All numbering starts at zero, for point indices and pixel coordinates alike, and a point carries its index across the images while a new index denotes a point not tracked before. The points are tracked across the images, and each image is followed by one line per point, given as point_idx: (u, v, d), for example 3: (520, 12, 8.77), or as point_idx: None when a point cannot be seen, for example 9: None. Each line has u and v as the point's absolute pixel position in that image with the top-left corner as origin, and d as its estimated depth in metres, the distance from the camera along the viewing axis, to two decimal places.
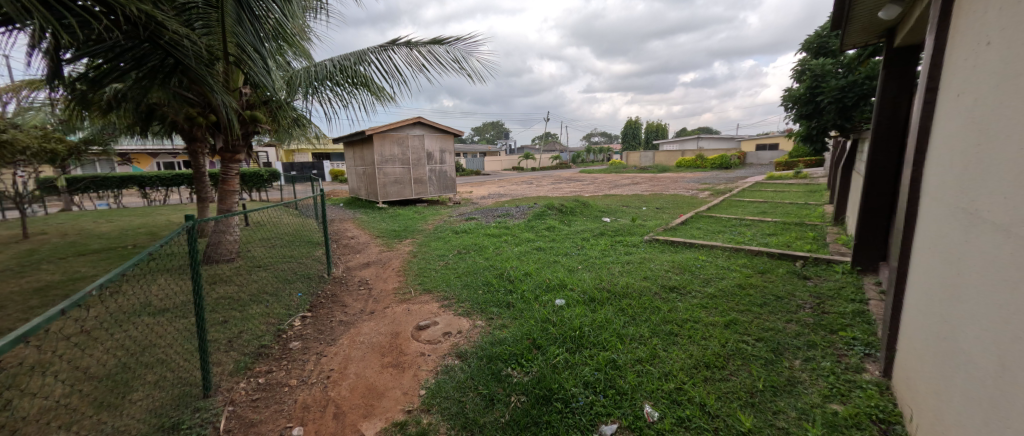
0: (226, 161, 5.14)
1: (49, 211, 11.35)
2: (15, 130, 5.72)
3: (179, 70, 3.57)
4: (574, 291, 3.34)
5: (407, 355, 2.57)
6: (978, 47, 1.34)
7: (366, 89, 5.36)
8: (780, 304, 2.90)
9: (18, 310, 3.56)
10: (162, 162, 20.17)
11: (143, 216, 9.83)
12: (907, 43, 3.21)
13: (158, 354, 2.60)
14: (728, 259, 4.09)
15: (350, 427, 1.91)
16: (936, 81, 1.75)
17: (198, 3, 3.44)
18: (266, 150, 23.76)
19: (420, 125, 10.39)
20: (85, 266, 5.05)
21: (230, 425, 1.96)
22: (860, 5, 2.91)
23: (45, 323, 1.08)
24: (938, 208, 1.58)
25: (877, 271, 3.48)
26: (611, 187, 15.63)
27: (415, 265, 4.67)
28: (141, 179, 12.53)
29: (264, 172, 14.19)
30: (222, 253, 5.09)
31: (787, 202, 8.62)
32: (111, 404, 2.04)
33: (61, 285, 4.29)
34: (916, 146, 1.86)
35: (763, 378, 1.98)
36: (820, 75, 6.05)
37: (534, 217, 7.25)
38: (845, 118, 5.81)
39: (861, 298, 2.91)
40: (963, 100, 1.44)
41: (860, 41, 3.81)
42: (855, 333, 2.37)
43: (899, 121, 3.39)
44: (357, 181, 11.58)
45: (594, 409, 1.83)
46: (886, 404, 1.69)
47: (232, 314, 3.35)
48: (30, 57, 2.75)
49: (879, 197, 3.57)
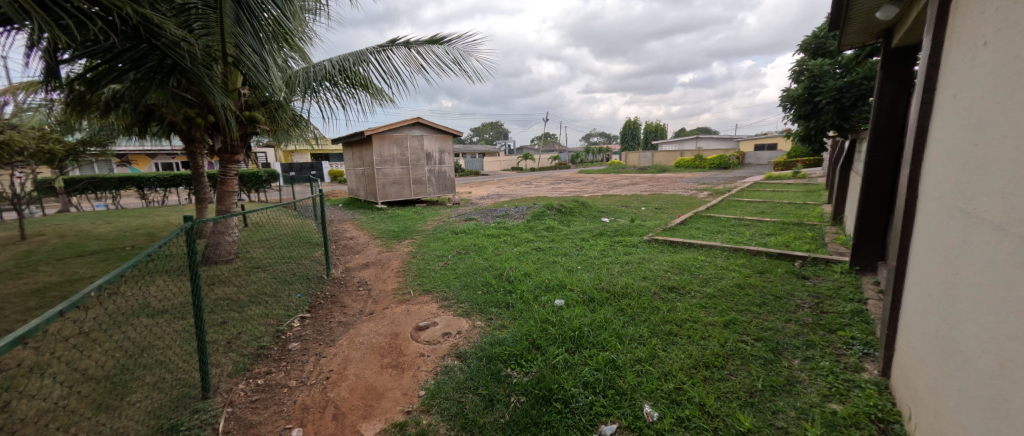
0: (225, 162, 5.11)
1: (48, 212, 11.35)
2: (13, 131, 5.71)
3: (178, 71, 3.56)
4: (573, 291, 3.34)
5: (406, 356, 2.57)
6: (976, 47, 1.35)
7: (365, 90, 5.36)
8: (778, 303, 2.91)
9: (17, 312, 3.55)
10: (161, 163, 20.19)
11: (142, 217, 9.81)
12: (904, 43, 3.23)
13: (157, 355, 2.59)
14: (727, 259, 4.10)
15: (349, 427, 1.91)
16: (934, 80, 1.75)
17: (197, 4, 3.44)
18: (265, 151, 23.80)
19: (419, 125, 10.39)
20: (84, 268, 5.04)
21: (230, 426, 1.96)
22: (857, 5, 2.93)
23: (44, 324, 1.08)
24: (936, 208, 1.58)
25: (875, 270, 3.49)
26: (611, 188, 15.64)
27: (415, 266, 4.66)
28: (140, 180, 12.52)
29: (264, 172, 14.19)
30: (221, 254, 5.08)
31: (785, 202, 8.63)
32: (110, 405, 2.04)
33: (60, 286, 4.28)
34: (915, 146, 1.86)
35: (763, 377, 1.98)
36: (819, 75, 6.08)
37: (534, 217, 7.26)
38: (844, 118, 5.83)
39: (860, 298, 2.92)
40: (961, 101, 1.45)
41: (858, 42, 3.83)
42: (853, 333, 2.37)
43: (897, 121, 3.40)
44: (356, 182, 11.58)
45: (594, 409, 1.83)
46: (885, 404, 1.70)
47: (231, 315, 3.34)
48: (27, 57, 2.74)
49: (877, 195, 3.59)
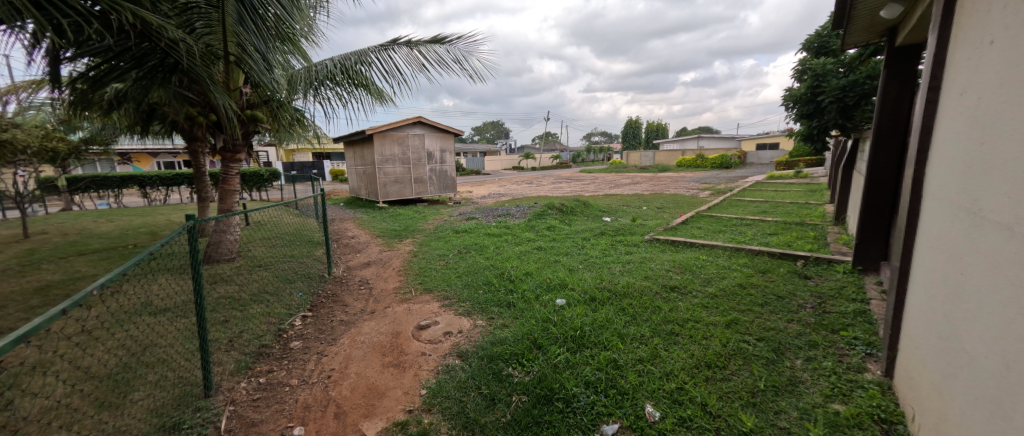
0: (226, 161, 5.11)
1: (50, 211, 11.38)
2: (16, 130, 5.73)
3: (180, 70, 3.56)
4: (575, 290, 3.34)
5: (408, 355, 2.57)
6: (981, 46, 1.34)
7: (366, 89, 5.36)
8: (781, 303, 2.90)
9: (19, 310, 3.56)
10: (162, 162, 20.21)
11: (143, 216, 9.83)
12: (908, 42, 3.21)
13: (159, 353, 2.59)
14: (728, 259, 4.09)
15: (351, 426, 1.91)
16: (939, 80, 1.73)
17: (198, 3, 3.43)
18: (266, 150, 23.83)
19: (420, 124, 10.40)
20: (86, 266, 5.05)
21: (231, 425, 1.96)
22: (860, 4, 2.92)
23: (47, 324, 1.08)
24: (941, 208, 1.58)
25: (878, 270, 3.48)
26: (612, 187, 15.62)
27: (415, 265, 4.66)
28: (141, 178, 12.53)
29: (264, 171, 14.20)
30: (223, 253, 5.09)
31: (787, 201, 8.60)
32: (112, 404, 2.04)
33: (61, 285, 4.29)
34: (919, 145, 1.85)
35: (765, 377, 1.97)
36: (821, 74, 6.07)
37: (534, 216, 7.25)
38: (846, 117, 5.80)
39: (863, 298, 2.91)
40: (966, 100, 1.44)
41: (861, 41, 3.82)
42: (856, 333, 2.36)
43: (901, 120, 3.39)
44: (357, 181, 11.60)
45: (596, 409, 1.83)
46: (888, 404, 1.69)
47: (233, 313, 3.35)
48: (29, 56, 2.75)
49: (880, 194, 3.57)
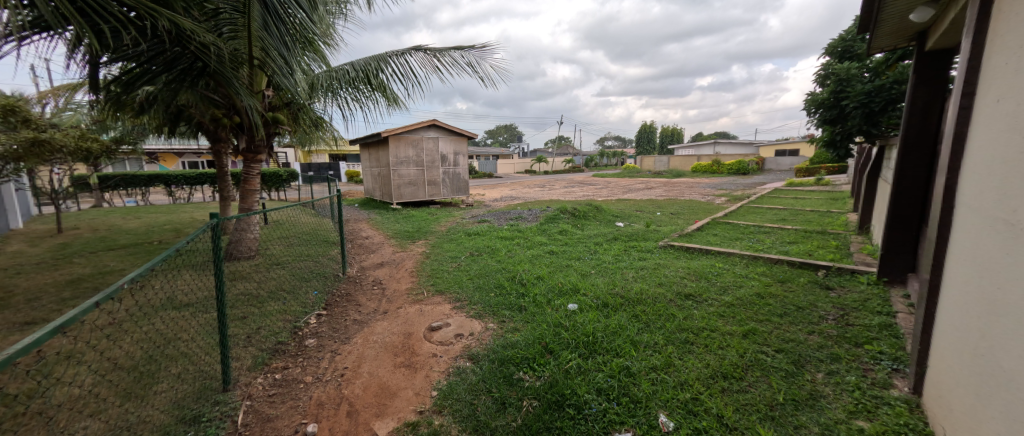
0: (248, 161, 5.22)
1: (80, 207, 11.90)
2: (54, 130, 5.98)
3: (207, 72, 3.69)
4: (587, 296, 3.30)
5: (419, 355, 2.59)
6: (1020, 51, 1.29)
7: (383, 93, 5.48)
8: (802, 314, 2.82)
9: (51, 302, 3.72)
10: (187, 162, 21.01)
11: (168, 213, 10.17)
12: (939, 46, 3.10)
13: (181, 347, 2.68)
14: (745, 267, 4.00)
15: (363, 425, 1.93)
16: (973, 85, 1.66)
17: (226, 9, 3.60)
18: (285, 151, 24.73)
19: (435, 127, 10.51)
20: (114, 261, 5.26)
21: (249, 419, 2.00)
22: (889, 7, 2.84)
23: (82, 314, 1.13)
24: (975, 219, 1.51)
25: (904, 282, 3.33)
26: (626, 192, 15.47)
27: (427, 266, 4.72)
28: (167, 178, 12.98)
29: (284, 172, 14.60)
30: (243, 251, 5.23)
31: (807, 209, 8.37)
32: (138, 395, 2.12)
33: (92, 278, 4.48)
34: (950, 155, 1.77)
35: (784, 391, 1.92)
36: (845, 79, 5.91)
37: (546, 220, 7.26)
38: (873, 123, 5.63)
39: (888, 311, 2.79)
40: (1003, 105, 1.38)
41: (889, 44, 3.70)
42: (881, 347, 2.28)
43: (931, 127, 3.24)
44: (372, 182, 11.80)
45: (607, 417, 1.80)
46: (916, 423, 1.61)
47: (250, 310, 3.43)
48: (69, 57, 2.88)
49: (908, 204, 3.42)
